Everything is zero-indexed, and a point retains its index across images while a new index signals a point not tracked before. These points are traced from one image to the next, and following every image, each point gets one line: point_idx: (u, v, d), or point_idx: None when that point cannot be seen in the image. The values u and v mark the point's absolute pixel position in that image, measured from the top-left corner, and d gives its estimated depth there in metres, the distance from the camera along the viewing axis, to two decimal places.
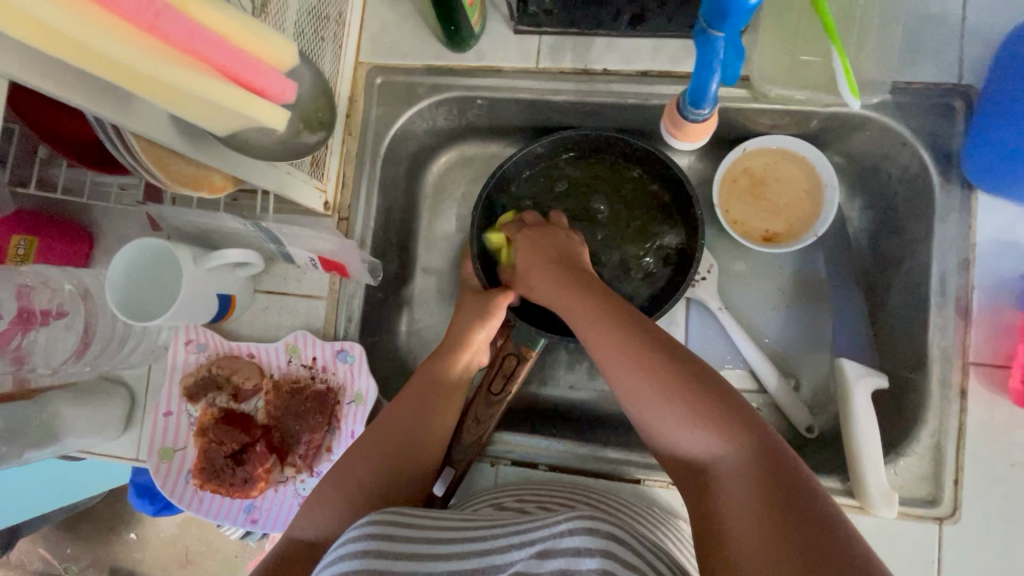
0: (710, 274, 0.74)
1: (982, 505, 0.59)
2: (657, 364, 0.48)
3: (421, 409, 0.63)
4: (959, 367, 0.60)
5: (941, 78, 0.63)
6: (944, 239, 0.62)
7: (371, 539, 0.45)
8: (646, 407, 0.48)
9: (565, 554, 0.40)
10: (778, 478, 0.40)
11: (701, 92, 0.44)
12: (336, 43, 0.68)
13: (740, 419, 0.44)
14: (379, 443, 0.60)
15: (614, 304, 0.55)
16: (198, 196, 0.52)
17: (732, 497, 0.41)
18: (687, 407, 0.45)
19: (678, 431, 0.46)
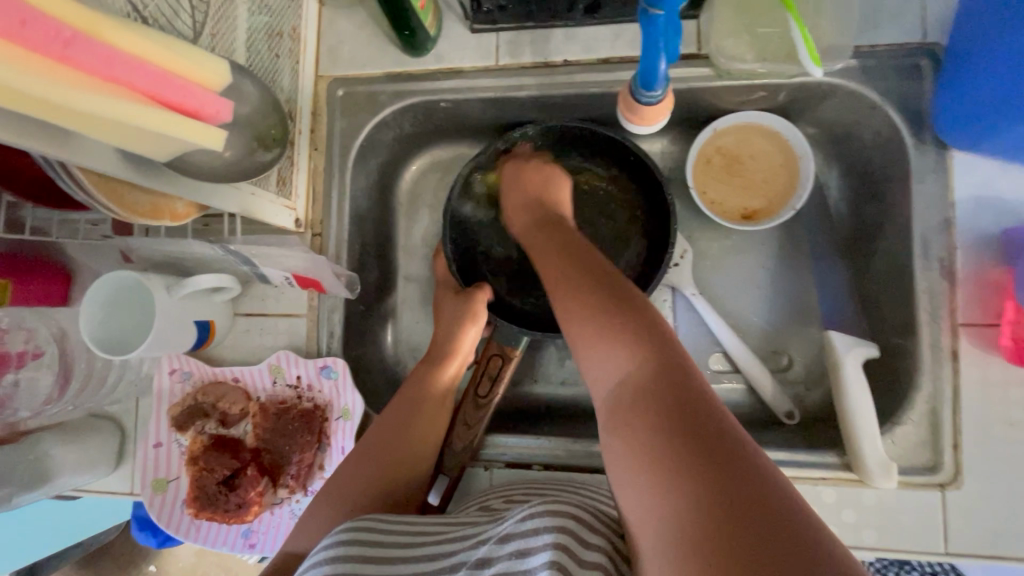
0: (685, 259, 0.73)
1: (983, 467, 0.57)
2: (596, 299, 0.46)
3: (410, 414, 0.63)
4: (949, 330, 0.59)
5: (905, 38, 0.62)
6: (922, 201, 0.61)
7: (344, 543, 0.45)
8: (582, 334, 0.45)
9: (521, 537, 0.40)
10: (692, 410, 0.35)
11: (651, 73, 0.43)
12: (293, 59, 0.67)
13: (669, 356, 0.40)
14: (375, 447, 0.61)
15: (567, 268, 0.52)
16: (161, 225, 0.51)
17: (626, 441, 0.36)
18: (622, 339, 0.42)
19: (609, 365, 0.42)
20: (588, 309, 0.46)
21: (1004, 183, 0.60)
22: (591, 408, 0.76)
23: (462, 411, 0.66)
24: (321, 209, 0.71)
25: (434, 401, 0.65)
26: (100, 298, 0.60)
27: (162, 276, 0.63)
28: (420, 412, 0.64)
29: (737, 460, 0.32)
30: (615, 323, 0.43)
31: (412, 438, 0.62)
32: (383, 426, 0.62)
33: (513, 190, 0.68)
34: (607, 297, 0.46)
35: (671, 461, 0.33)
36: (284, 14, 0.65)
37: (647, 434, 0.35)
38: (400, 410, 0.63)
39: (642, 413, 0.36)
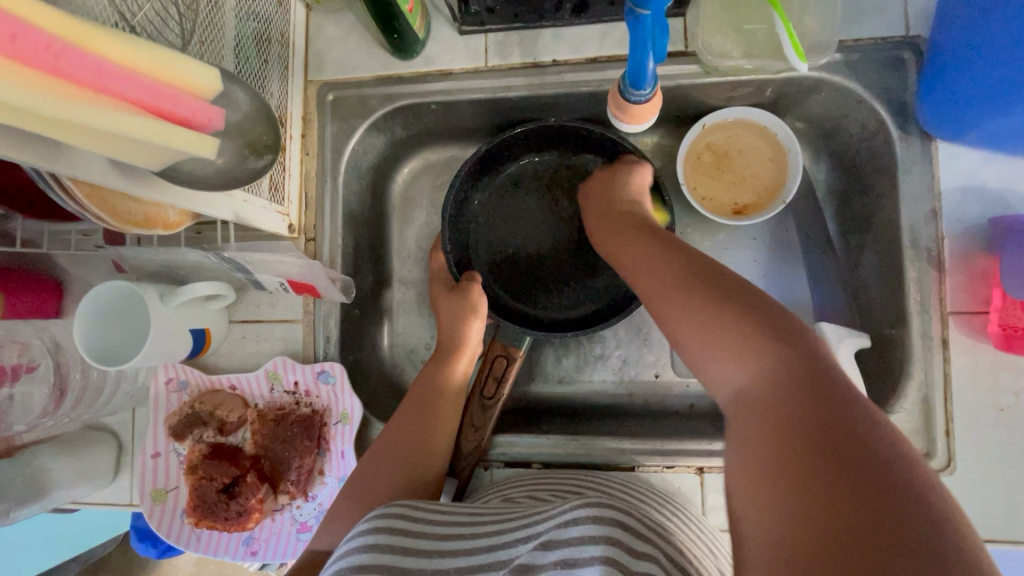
0: None
1: (975, 453, 0.58)
2: (711, 293, 0.43)
3: (423, 410, 0.63)
4: (938, 319, 0.60)
5: (888, 32, 0.63)
6: (909, 192, 0.62)
7: (378, 534, 0.45)
8: (689, 326, 0.43)
9: (569, 543, 0.39)
10: (841, 415, 0.33)
11: (639, 72, 0.43)
12: (282, 64, 0.67)
13: (806, 363, 0.37)
14: (390, 445, 0.61)
15: (670, 254, 0.50)
16: (154, 234, 0.52)
17: (752, 441, 0.35)
18: (743, 336, 0.40)
19: (731, 364, 0.40)
20: (703, 308, 0.43)
21: (989, 172, 0.61)
22: (589, 406, 0.77)
23: (468, 413, 0.66)
24: (314, 214, 0.71)
25: (444, 398, 0.65)
26: (95, 308, 0.59)
27: (156, 284, 0.63)
28: (433, 408, 0.64)
29: (882, 490, 0.29)
30: (722, 322, 0.41)
31: (427, 435, 0.62)
32: (398, 423, 0.62)
33: (595, 197, 0.68)
34: (727, 287, 0.43)
35: (798, 458, 0.32)
36: (272, 20, 0.65)
37: (786, 432, 0.33)
38: (412, 410, 0.63)
39: (782, 415, 0.34)
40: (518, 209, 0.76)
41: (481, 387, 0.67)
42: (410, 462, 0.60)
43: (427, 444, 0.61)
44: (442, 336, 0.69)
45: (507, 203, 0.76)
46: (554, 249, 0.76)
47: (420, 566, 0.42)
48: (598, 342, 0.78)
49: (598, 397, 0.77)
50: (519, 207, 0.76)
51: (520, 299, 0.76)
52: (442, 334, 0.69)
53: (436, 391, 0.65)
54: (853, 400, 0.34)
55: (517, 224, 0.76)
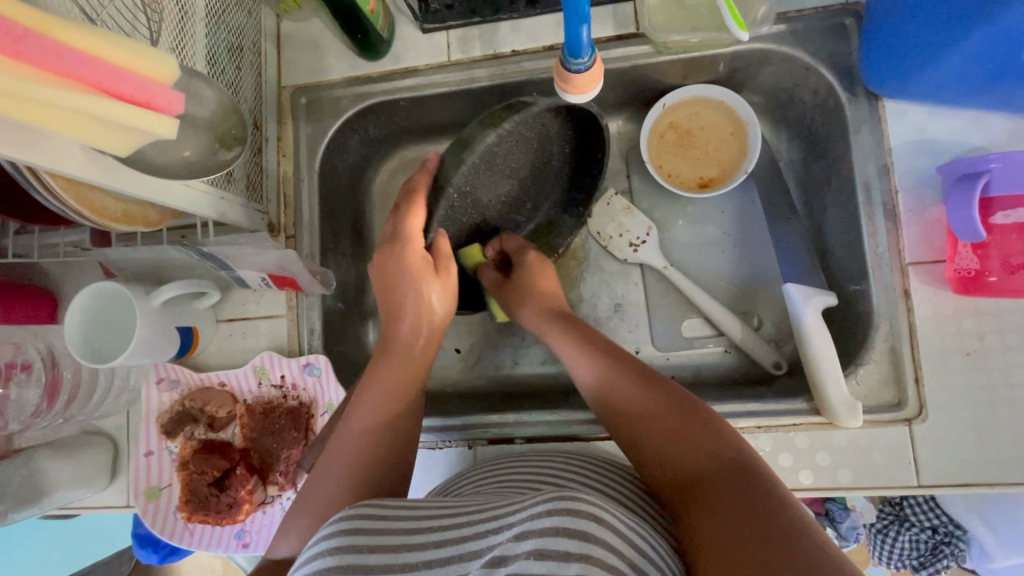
0: (650, 235, 0.76)
1: (946, 399, 0.59)
2: (640, 386, 0.54)
3: (392, 389, 0.61)
4: (898, 270, 0.61)
5: (828, 1, 0.65)
6: (861, 151, 0.64)
7: (346, 533, 0.44)
8: (618, 407, 0.55)
9: (541, 535, 0.37)
10: (742, 479, 0.44)
11: (572, 40, 0.45)
12: (255, 71, 0.71)
13: (702, 430, 0.49)
14: (357, 438, 0.58)
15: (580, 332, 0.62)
16: (133, 231, 0.54)
17: (690, 499, 0.45)
18: (673, 430, 0.50)
19: (666, 453, 0.50)
20: (637, 413, 0.53)
21: (937, 125, 0.62)
22: (571, 384, 0.78)
23: None
24: (292, 212, 0.74)
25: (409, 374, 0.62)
26: (83, 311, 0.61)
27: (142, 285, 0.65)
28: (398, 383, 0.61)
29: (766, 506, 0.40)
30: (637, 392, 0.54)
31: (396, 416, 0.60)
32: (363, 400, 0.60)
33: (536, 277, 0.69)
34: (650, 378, 0.55)
35: (726, 511, 0.41)
36: (242, 30, 0.68)
37: (715, 502, 0.43)
38: (368, 409, 0.59)
39: (713, 488, 0.44)
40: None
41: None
42: (371, 458, 0.57)
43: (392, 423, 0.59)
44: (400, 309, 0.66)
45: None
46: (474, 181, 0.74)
47: (386, 561, 0.42)
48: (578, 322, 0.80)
49: None
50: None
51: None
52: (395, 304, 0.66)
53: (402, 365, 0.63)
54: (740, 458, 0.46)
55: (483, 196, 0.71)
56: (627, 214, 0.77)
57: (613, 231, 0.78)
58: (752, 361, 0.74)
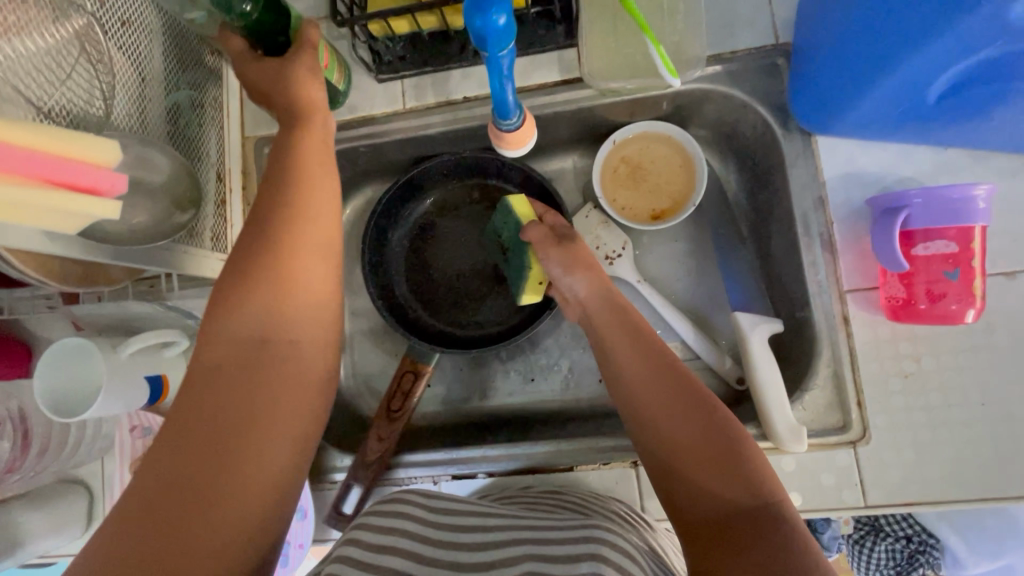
0: (625, 250, 0.79)
1: (888, 422, 0.61)
2: (683, 413, 0.51)
3: (249, 399, 0.45)
4: (837, 297, 0.64)
5: (761, 42, 0.69)
6: (798, 183, 0.66)
7: (387, 525, 0.49)
8: (667, 427, 0.51)
9: (591, 556, 0.43)
10: (775, 542, 0.43)
11: (501, 105, 0.48)
12: (217, 125, 0.73)
13: (747, 477, 0.47)
14: (238, 384, 0.45)
15: (632, 337, 0.57)
16: (97, 289, 0.59)
17: (722, 550, 0.44)
18: (710, 468, 0.48)
19: (696, 489, 0.48)
20: (687, 443, 0.50)
21: (866, 157, 0.65)
22: (538, 414, 0.80)
23: (375, 424, 0.71)
24: None
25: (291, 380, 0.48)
26: (56, 364, 0.64)
27: (110, 338, 0.67)
28: (261, 392, 0.46)
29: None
30: (689, 420, 0.50)
31: (248, 443, 0.44)
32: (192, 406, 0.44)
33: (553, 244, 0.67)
34: (695, 403, 0.51)
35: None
36: (204, 88, 0.71)
37: (744, 561, 0.42)
38: (249, 353, 0.47)
39: (743, 544, 0.44)
40: (441, 234, 0.83)
41: (389, 402, 0.72)
42: (248, 396, 0.45)
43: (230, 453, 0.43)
44: (292, 306, 0.49)
45: (429, 231, 0.83)
46: (473, 270, 0.81)
47: (424, 555, 0.47)
48: (542, 352, 0.82)
49: (546, 405, 0.80)
50: (446, 230, 0.83)
51: (440, 312, 0.82)
52: (271, 293, 0.48)
53: (264, 367, 0.47)
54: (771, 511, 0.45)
55: (441, 253, 0.82)
56: (603, 229, 0.80)
57: (591, 243, 0.80)
58: (718, 377, 0.77)
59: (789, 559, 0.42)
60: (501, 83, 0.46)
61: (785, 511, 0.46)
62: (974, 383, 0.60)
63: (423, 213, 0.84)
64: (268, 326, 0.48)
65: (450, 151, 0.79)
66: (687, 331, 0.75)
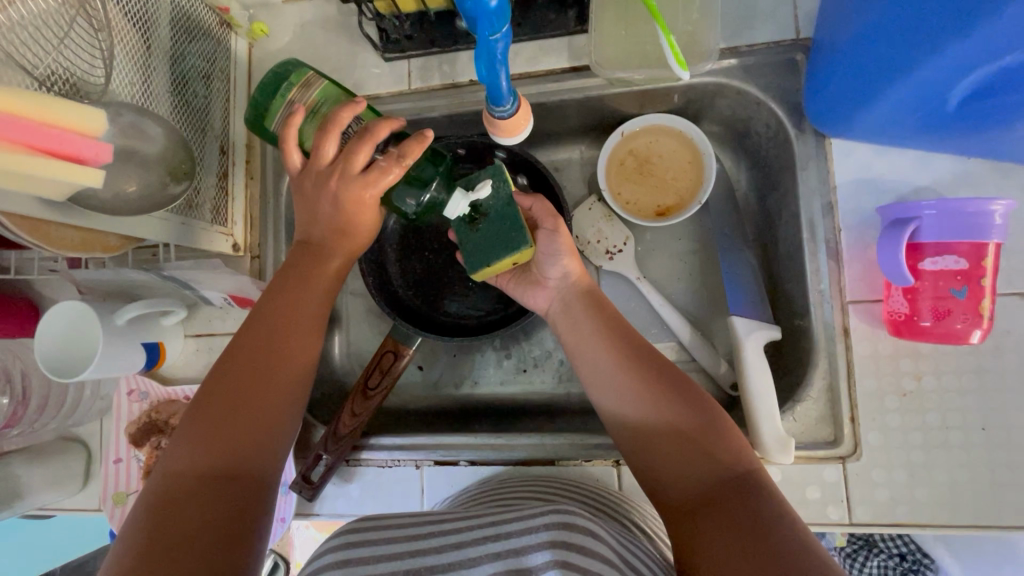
0: (626, 246, 0.78)
1: (881, 440, 0.59)
2: (661, 395, 0.53)
3: (250, 372, 0.54)
4: (838, 308, 0.62)
5: (780, 35, 0.66)
6: (807, 187, 0.64)
7: (348, 546, 0.49)
8: (635, 407, 0.54)
9: (548, 545, 0.43)
10: (744, 499, 0.46)
11: (495, 90, 0.46)
12: (224, 97, 0.73)
13: (717, 441, 0.50)
14: (242, 360, 0.55)
15: (597, 323, 0.59)
16: (91, 254, 0.58)
17: (700, 515, 0.47)
18: (688, 447, 0.50)
19: (676, 468, 0.50)
20: (655, 419, 0.52)
21: (882, 164, 0.63)
22: (527, 405, 0.80)
23: (351, 400, 0.71)
24: (258, 233, 0.77)
25: (271, 394, 0.54)
26: (54, 325, 0.65)
27: (109, 304, 0.69)
28: (258, 377, 0.54)
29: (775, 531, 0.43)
30: (657, 395, 0.53)
31: (252, 404, 0.53)
32: (181, 442, 0.50)
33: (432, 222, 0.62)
34: (670, 384, 0.53)
35: (735, 532, 0.44)
36: (212, 59, 0.71)
37: (717, 521, 0.45)
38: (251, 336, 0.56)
39: (716, 507, 0.46)
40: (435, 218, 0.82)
41: (367, 378, 0.72)
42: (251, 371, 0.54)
43: (225, 481, 0.49)
44: (263, 335, 0.56)
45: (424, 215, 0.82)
46: None
47: (389, 567, 0.46)
48: (535, 343, 0.81)
49: (536, 396, 0.80)
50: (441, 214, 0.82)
51: (427, 296, 0.82)
52: (274, 294, 0.59)
53: (262, 355, 0.55)
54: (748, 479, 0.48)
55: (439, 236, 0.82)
56: (606, 223, 0.79)
57: (591, 236, 0.79)
58: (712, 381, 0.75)
59: (770, 524, 0.43)
60: (493, 69, 0.45)
61: (765, 484, 0.47)
62: (975, 406, 0.58)
63: None
64: (252, 352, 0.55)
65: (452, 133, 0.77)
66: (683, 332, 0.74)
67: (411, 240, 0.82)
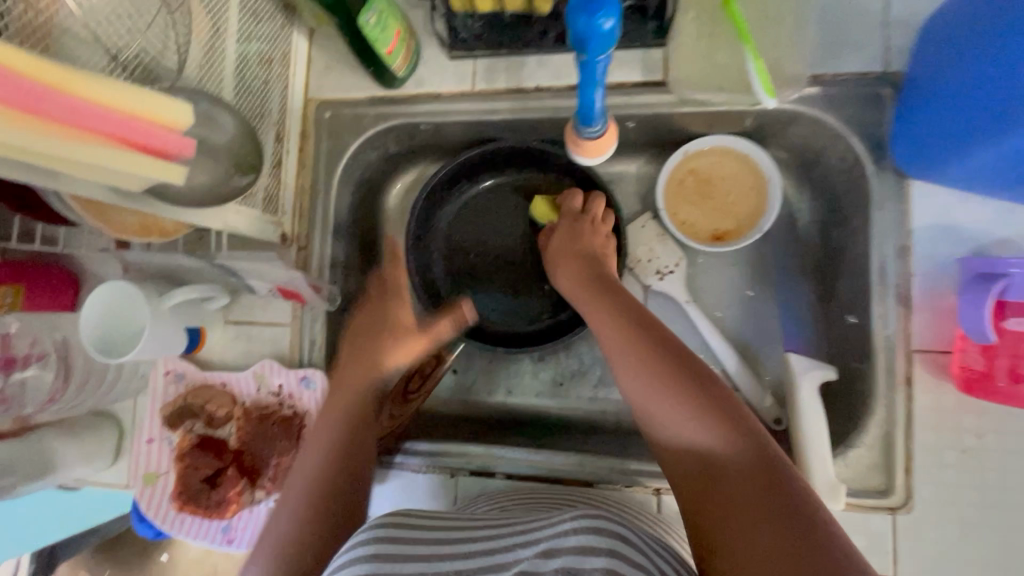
0: (678, 268, 0.76)
1: (934, 494, 0.58)
2: (727, 423, 0.46)
3: (361, 383, 0.66)
4: (903, 356, 0.60)
5: (867, 67, 0.63)
6: (881, 228, 0.62)
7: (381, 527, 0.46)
8: (647, 395, 0.51)
9: (571, 552, 0.39)
10: (769, 492, 0.41)
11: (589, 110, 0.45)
12: (282, 83, 0.71)
13: (740, 424, 0.46)
14: (347, 392, 0.65)
15: (609, 310, 0.60)
16: (150, 241, 0.57)
17: (717, 507, 0.42)
18: (699, 429, 0.47)
19: (688, 456, 0.47)
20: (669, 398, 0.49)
21: (962, 210, 0.60)
22: (562, 420, 0.79)
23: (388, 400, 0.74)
24: (307, 224, 0.75)
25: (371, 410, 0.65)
26: (100, 306, 0.65)
27: (155, 285, 0.67)
28: (369, 387, 0.67)
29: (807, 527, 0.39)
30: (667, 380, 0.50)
31: (358, 422, 0.63)
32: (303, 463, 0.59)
33: None
34: (691, 379, 0.50)
35: (757, 522, 0.40)
36: (274, 44, 0.69)
37: (735, 512, 0.41)
38: (355, 374, 0.67)
39: (732, 496, 0.42)
40: (484, 222, 0.81)
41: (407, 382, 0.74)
42: (362, 394, 0.66)
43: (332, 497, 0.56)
44: (364, 358, 0.68)
45: (474, 218, 0.81)
46: (516, 263, 0.80)
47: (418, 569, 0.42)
48: (574, 358, 0.80)
49: (572, 412, 0.79)
50: (493, 218, 0.81)
51: (470, 301, 0.81)
52: (364, 332, 0.71)
53: (370, 366, 0.67)
54: (820, 531, 0.38)
55: (487, 241, 0.81)
56: (659, 242, 0.77)
57: (642, 254, 0.77)
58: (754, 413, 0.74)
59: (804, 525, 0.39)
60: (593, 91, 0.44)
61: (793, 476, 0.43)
62: None
63: (472, 197, 0.81)
64: (356, 389, 0.66)
65: (511, 138, 0.76)
66: (730, 362, 0.72)
67: (458, 243, 0.81)
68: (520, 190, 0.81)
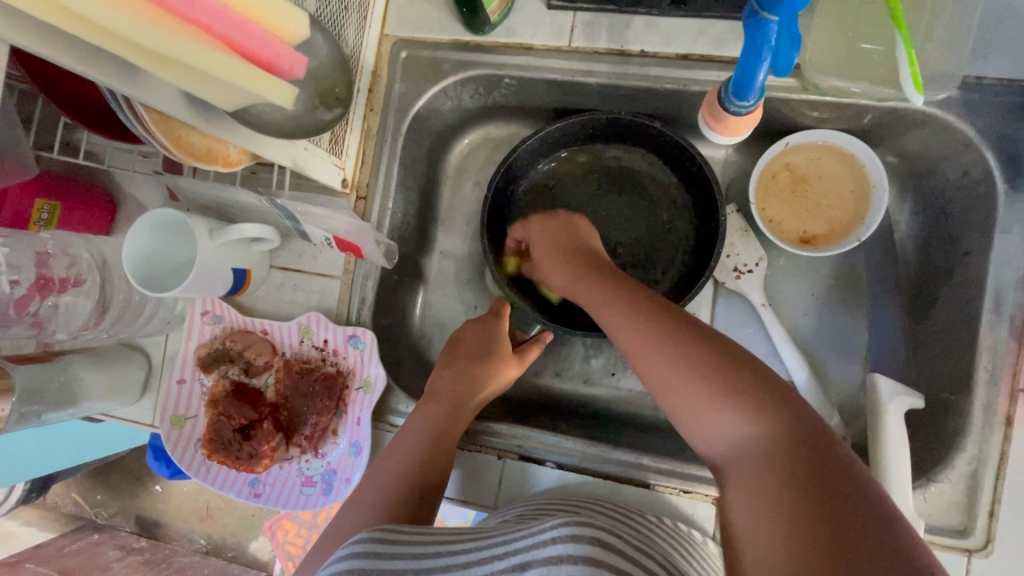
0: (758, 268, 0.71)
1: (1017, 540, 0.55)
2: (739, 397, 0.42)
3: (469, 379, 0.66)
4: (1006, 394, 0.56)
5: (1017, 75, 0.57)
6: (1004, 255, 0.57)
7: (374, 540, 0.47)
8: (673, 391, 0.45)
9: (547, 562, 0.38)
10: (827, 480, 0.36)
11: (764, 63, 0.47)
12: (361, 13, 0.65)
13: (785, 411, 0.40)
14: (445, 383, 0.66)
15: (625, 290, 0.53)
16: (214, 169, 0.52)
17: (745, 501, 0.38)
18: (726, 405, 0.42)
19: (716, 429, 0.42)
20: (694, 380, 0.44)
21: None
22: (611, 411, 0.75)
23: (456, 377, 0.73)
24: (369, 172, 0.70)
25: (470, 405, 0.65)
26: (147, 235, 0.59)
27: (206, 218, 0.62)
28: (475, 377, 0.66)
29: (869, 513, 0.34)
30: (701, 367, 0.44)
31: (454, 419, 0.64)
32: (398, 442, 0.62)
33: None
34: (722, 362, 0.43)
35: (796, 503, 0.35)
36: None
37: (761, 501, 0.37)
38: (459, 364, 0.67)
39: (756, 482, 0.38)
40: (561, 194, 0.76)
41: None
42: (465, 388, 0.66)
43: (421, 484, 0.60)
44: (474, 352, 0.68)
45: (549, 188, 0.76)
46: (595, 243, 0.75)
47: None
48: None
49: (622, 404, 0.75)
50: (570, 191, 0.76)
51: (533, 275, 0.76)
52: (477, 328, 0.70)
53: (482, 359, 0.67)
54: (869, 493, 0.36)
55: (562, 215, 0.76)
56: (741, 238, 0.72)
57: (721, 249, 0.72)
58: None
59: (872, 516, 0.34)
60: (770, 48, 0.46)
61: (838, 461, 0.37)
62: None
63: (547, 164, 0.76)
64: (459, 380, 0.66)
65: (606, 107, 0.70)
66: (803, 374, 0.67)
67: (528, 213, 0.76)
68: (606, 165, 0.75)
